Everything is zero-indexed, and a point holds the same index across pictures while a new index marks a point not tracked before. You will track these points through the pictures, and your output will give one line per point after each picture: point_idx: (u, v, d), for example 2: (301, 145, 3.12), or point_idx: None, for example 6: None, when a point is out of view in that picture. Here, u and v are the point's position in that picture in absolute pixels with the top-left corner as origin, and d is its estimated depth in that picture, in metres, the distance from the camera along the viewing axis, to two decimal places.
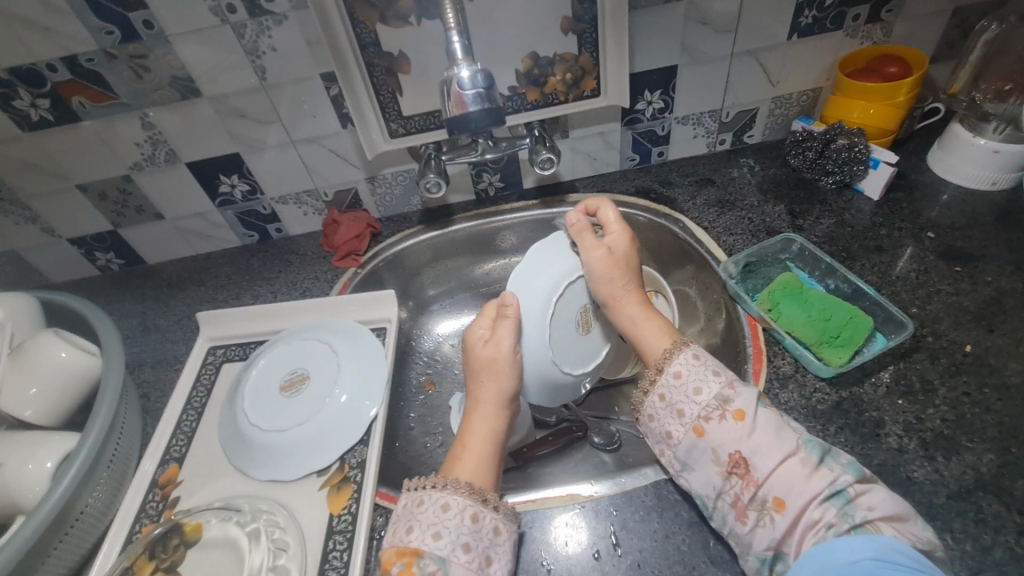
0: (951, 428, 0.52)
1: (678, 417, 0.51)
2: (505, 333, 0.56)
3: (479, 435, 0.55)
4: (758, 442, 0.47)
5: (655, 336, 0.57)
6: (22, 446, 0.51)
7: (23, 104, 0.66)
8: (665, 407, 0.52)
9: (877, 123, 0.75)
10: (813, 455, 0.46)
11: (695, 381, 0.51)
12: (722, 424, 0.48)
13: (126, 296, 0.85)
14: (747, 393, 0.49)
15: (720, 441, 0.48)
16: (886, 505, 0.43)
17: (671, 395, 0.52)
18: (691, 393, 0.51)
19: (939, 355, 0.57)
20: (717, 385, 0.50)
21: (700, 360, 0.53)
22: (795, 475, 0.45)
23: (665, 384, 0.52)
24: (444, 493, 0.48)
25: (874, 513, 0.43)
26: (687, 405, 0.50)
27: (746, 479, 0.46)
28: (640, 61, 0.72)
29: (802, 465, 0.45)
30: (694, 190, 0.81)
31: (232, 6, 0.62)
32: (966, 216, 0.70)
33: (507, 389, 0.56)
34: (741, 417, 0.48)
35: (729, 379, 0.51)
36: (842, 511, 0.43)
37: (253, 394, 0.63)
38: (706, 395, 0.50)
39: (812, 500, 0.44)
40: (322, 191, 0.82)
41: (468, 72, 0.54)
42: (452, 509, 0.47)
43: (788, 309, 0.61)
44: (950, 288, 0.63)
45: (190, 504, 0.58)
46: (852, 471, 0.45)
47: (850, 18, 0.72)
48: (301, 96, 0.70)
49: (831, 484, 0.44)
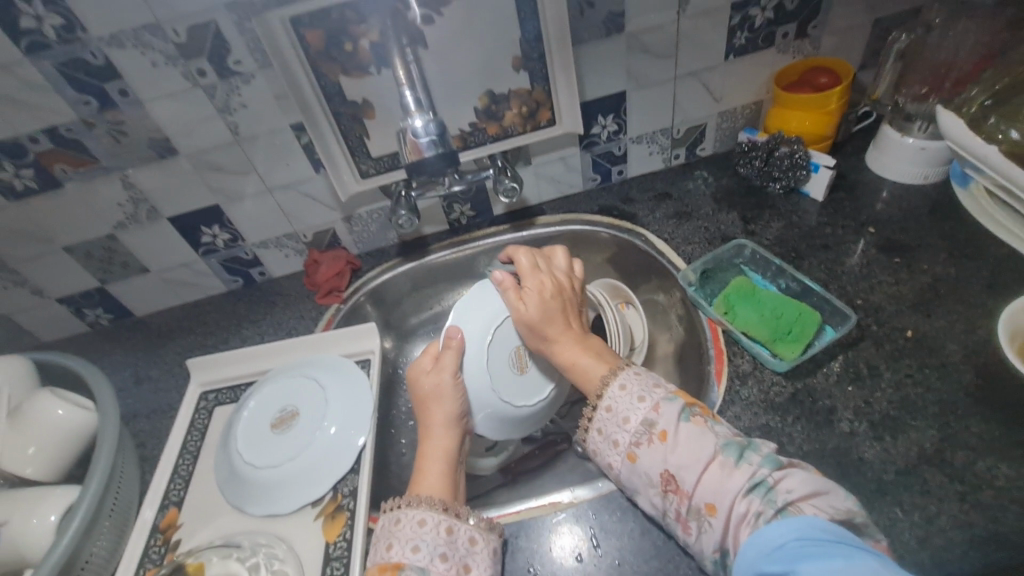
0: (897, 409, 0.56)
1: (614, 447, 0.53)
2: (452, 363, 0.61)
3: (432, 456, 0.58)
4: (682, 457, 0.49)
5: (592, 365, 0.59)
6: (26, 501, 0.54)
7: (7, 175, 0.70)
8: (603, 440, 0.54)
9: (814, 130, 0.80)
10: (730, 456, 0.48)
11: (623, 410, 0.54)
12: (649, 448, 0.51)
13: (117, 348, 0.87)
14: (670, 411, 0.52)
15: (650, 465, 0.50)
16: (804, 486, 0.45)
17: (617, 406, 0.54)
18: (620, 422, 0.53)
19: (884, 342, 0.62)
20: (642, 410, 0.53)
21: (641, 375, 0.56)
22: (717, 482, 0.47)
23: (600, 419, 0.55)
24: (417, 510, 0.51)
25: (794, 495, 0.45)
26: (632, 412, 0.53)
27: (678, 494, 0.49)
28: (590, 90, 0.77)
29: (721, 469, 0.48)
30: (653, 204, 0.86)
31: (202, 70, 0.66)
32: (902, 210, 0.76)
33: (456, 405, 0.60)
34: (665, 438, 0.50)
35: (655, 401, 0.53)
36: (767, 499, 0.45)
37: (245, 434, 0.66)
38: (633, 422, 0.52)
39: (736, 496, 0.46)
40: (300, 233, 0.86)
41: (421, 121, 0.58)
42: (428, 523, 0.51)
43: (742, 311, 0.66)
44: (890, 278, 0.68)
45: (191, 544, 0.60)
46: (770, 461, 0.47)
47: (779, 37, 0.78)
48: (273, 146, 0.74)
49: (752, 478, 0.46)
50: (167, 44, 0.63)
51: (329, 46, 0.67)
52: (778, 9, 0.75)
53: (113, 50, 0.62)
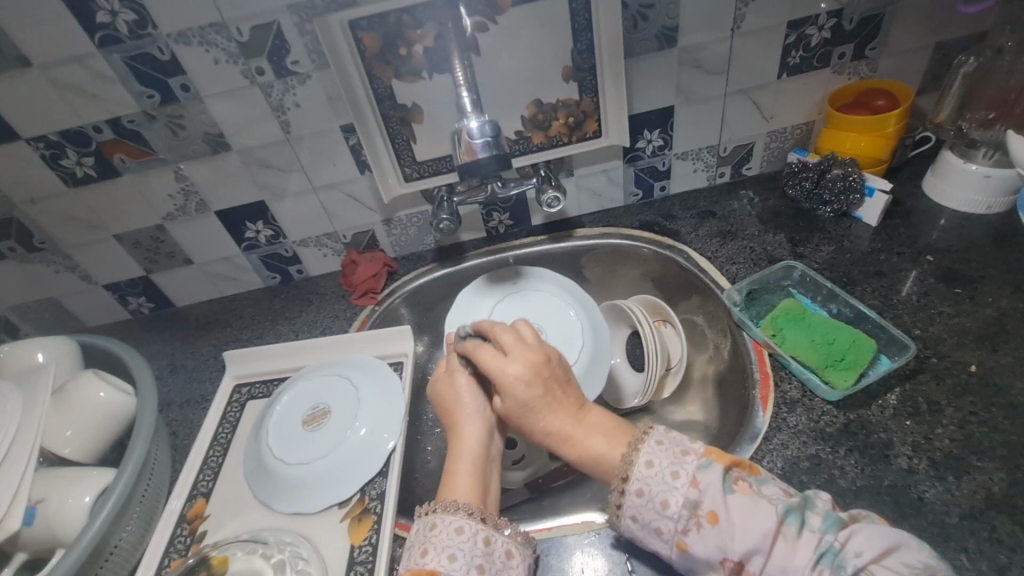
0: (961, 448, 0.53)
1: (659, 536, 0.47)
2: (464, 360, 0.65)
3: (462, 453, 0.58)
4: (743, 542, 0.42)
5: (608, 452, 0.51)
6: (62, 481, 0.54)
7: (69, 162, 0.73)
8: (642, 527, 0.47)
9: (869, 153, 0.78)
10: (792, 525, 0.43)
11: (658, 493, 0.46)
12: (701, 534, 0.44)
13: (155, 337, 0.89)
14: (712, 484, 0.45)
15: (707, 553, 0.44)
16: (873, 544, 0.41)
17: (648, 488, 0.47)
18: (659, 507, 0.46)
19: (944, 376, 0.58)
20: (681, 490, 0.45)
21: (664, 443, 0.48)
22: (784, 556, 0.42)
23: (631, 505, 0.47)
24: (454, 516, 0.50)
25: (864, 558, 0.41)
26: (671, 495, 0.45)
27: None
28: (638, 104, 0.77)
29: (786, 543, 0.42)
30: (696, 222, 0.85)
31: (261, 69, 0.68)
32: (964, 239, 0.72)
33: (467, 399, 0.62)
34: (715, 520, 0.44)
35: (691, 476, 0.46)
36: (836, 566, 0.40)
37: (277, 429, 0.66)
38: (673, 507, 0.45)
39: (808, 572, 0.41)
40: (340, 234, 0.86)
41: (477, 123, 0.59)
42: (466, 532, 0.49)
43: (791, 333, 0.63)
44: (951, 310, 0.65)
45: (217, 537, 0.59)
46: (831, 522, 0.43)
47: (836, 57, 0.76)
48: (321, 146, 0.76)
49: (816, 548, 0.41)
50: (230, 42, 0.65)
51: (385, 49, 0.68)
52: (836, 28, 0.73)
53: (180, 46, 0.64)
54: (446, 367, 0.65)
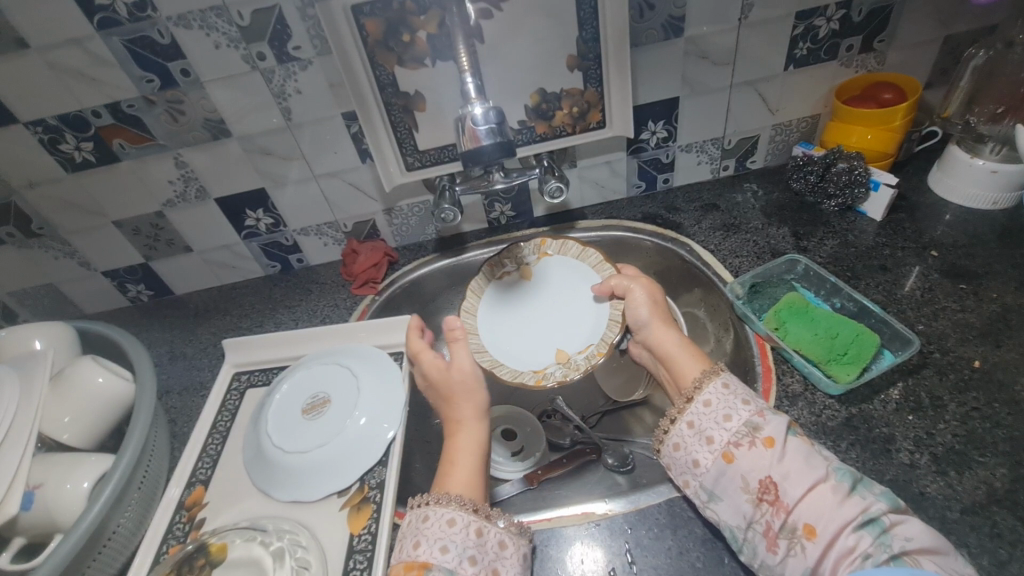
0: (963, 444, 0.53)
1: (707, 444, 0.51)
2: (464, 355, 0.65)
3: (466, 449, 0.59)
4: (788, 469, 0.47)
5: (688, 366, 0.60)
6: (61, 467, 0.54)
7: (68, 147, 0.72)
8: (694, 433, 0.53)
9: (875, 147, 0.77)
10: (845, 484, 0.46)
11: (723, 409, 0.52)
12: (751, 451, 0.49)
13: (155, 324, 0.89)
14: (777, 420, 0.50)
15: (750, 468, 0.48)
16: (923, 537, 0.43)
17: (699, 422, 0.53)
18: (720, 419, 0.52)
19: (948, 371, 0.58)
20: (746, 412, 0.51)
21: (729, 388, 0.54)
22: (828, 506, 0.45)
23: (694, 412, 0.54)
24: (447, 509, 0.51)
25: (911, 544, 0.42)
26: (733, 412, 0.52)
27: (777, 508, 0.46)
28: (643, 94, 0.76)
29: (834, 495, 0.45)
30: (699, 215, 0.84)
31: (261, 54, 0.67)
32: (969, 235, 0.72)
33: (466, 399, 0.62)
34: (771, 445, 0.48)
35: (759, 407, 0.51)
36: (879, 541, 0.43)
37: (276, 417, 0.65)
38: (735, 422, 0.51)
39: (845, 528, 0.44)
40: (341, 223, 0.86)
41: (481, 110, 0.58)
42: (457, 524, 0.50)
43: (794, 328, 0.62)
44: (955, 305, 0.64)
45: (216, 524, 0.59)
46: (887, 501, 0.45)
47: (843, 49, 0.75)
48: (323, 134, 0.75)
49: (866, 513, 0.44)
50: (231, 26, 0.64)
51: (387, 35, 0.67)
52: (845, 20, 0.72)
53: (180, 30, 0.64)
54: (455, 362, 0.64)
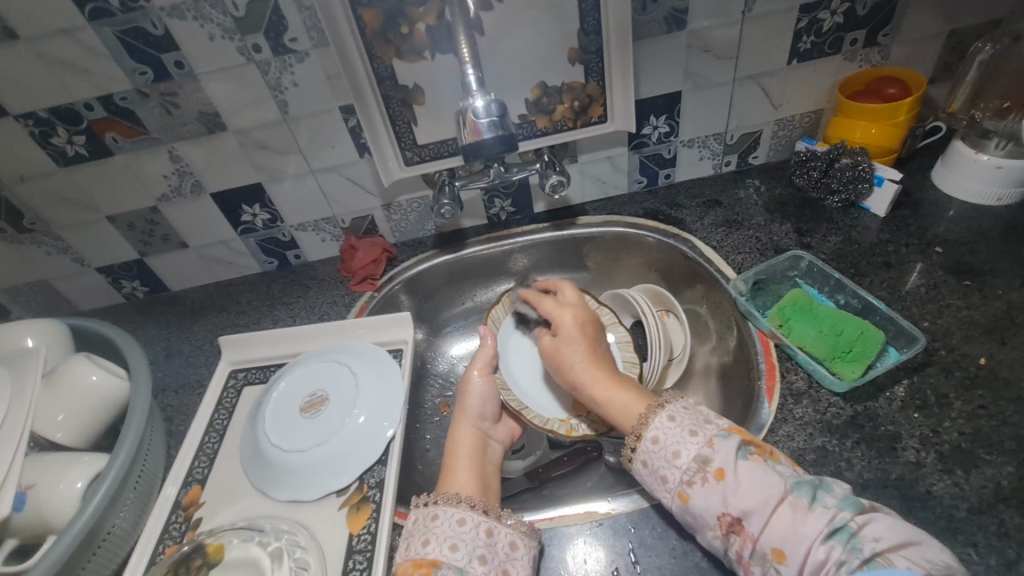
0: (969, 442, 0.52)
1: (663, 484, 0.49)
2: (485, 359, 0.68)
3: (467, 454, 0.60)
4: (744, 497, 0.44)
5: (629, 409, 0.55)
6: (54, 467, 0.53)
7: (60, 140, 0.70)
8: (649, 473, 0.50)
9: (879, 142, 0.76)
10: (802, 497, 0.43)
11: (672, 444, 0.49)
12: (704, 487, 0.46)
13: (150, 321, 0.87)
14: (725, 447, 0.47)
15: (707, 506, 0.46)
16: (891, 534, 0.41)
17: (652, 461, 0.50)
18: (669, 457, 0.49)
19: (953, 369, 0.58)
20: (695, 446, 0.48)
21: (676, 420, 0.51)
22: (788, 523, 0.43)
23: (645, 451, 0.51)
24: (458, 508, 0.51)
25: (881, 544, 0.40)
26: (682, 446, 0.49)
27: (743, 537, 0.44)
28: (645, 88, 0.75)
29: (792, 511, 0.43)
30: (702, 211, 0.83)
31: (257, 46, 0.65)
32: (973, 231, 0.71)
33: (478, 407, 0.65)
34: (722, 476, 0.46)
35: (708, 437, 0.48)
36: (850, 547, 0.40)
37: (274, 416, 0.65)
38: (684, 458, 0.48)
39: (814, 542, 0.41)
40: (339, 218, 0.85)
41: (483, 102, 0.57)
42: (467, 524, 0.50)
43: (799, 325, 0.62)
44: (960, 302, 0.64)
45: (213, 524, 0.58)
46: (848, 504, 0.43)
47: (848, 43, 0.74)
48: (320, 128, 0.74)
49: (829, 522, 0.42)
50: (226, 17, 0.63)
51: (386, 26, 0.65)
52: (849, 13, 0.71)
53: (174, 20, 0.62)
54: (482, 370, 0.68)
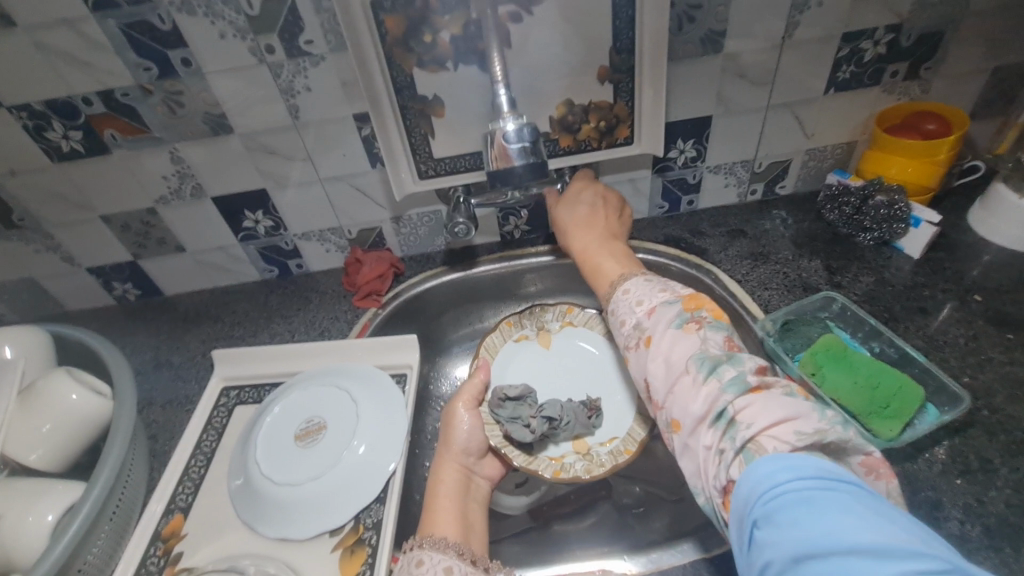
0: (1018, 515, 0.48)
1: (624, 328, 0.51)
2: (472, 391, 0.64)
3: (446, 488, 0.55)
4: (660, 364, 0.45)
5: (608, 267, 0.61)
6: (24, 494, 0.48)
7: (55, 135, 0.66)
8: (615, 319, 0.53)
9: (916, 180, 0.72)
10: (702, 371, 0.42)
11: (622, 314, 0.52)
12: (638, 351, 0.48)
13: (141, 327, 0.83)
14: (665, 316, 0.48)
15: (639, 369, 0.48)
16: (770, 414, 0.37)
17: (618, 309, 0.53)
18: (633, 305, 0.52)
19: (998, 431, 0.54)
20: (639, 314, 0.50)
21: (628, 293, 0.53)
22: (684, 395, 0.42)
23: (616, 302, 0.54)
24: (442, 555, 0.47)
25: (754, 429, 0.37)
26: (630, 316, 0.51)
27: (654, 404, 0.46)
28: (675, 111, 0.71)
29: (691, 384, 0.42)
30: (725, 241, 0.80)
31: (270, 47, 0.62)
32: (1014, 280, 0.67)
33: (464, 442, 0.60)
34: (650, 343, 0.47)
35: (695, 362, 0.43)
36: (726, 434, 0.38)
37: (267, 441, 0.60)
38: (628, 325, 0.51)
39: (697, 421, 0.40)
40: (345, 229, 0.81)
41: (513, 125, 0.53)
42: (455, 574, 0.46)
43: (832, 374, 0.58)
44: (1002, 357, 0.60)
45: (194, 561, 0.54)
46: (736, 386, 0.40)
47: (888, 75, 0.71)
48: (331, 135, 0.70)
49: (714, 403, 0.40)
50: (238, 15, 0.59)
51: (408, 34, 0.62)
52: (893, 44, 0.68)
53: (182, 15, 0.58)
54: (467, 398, 0.63)
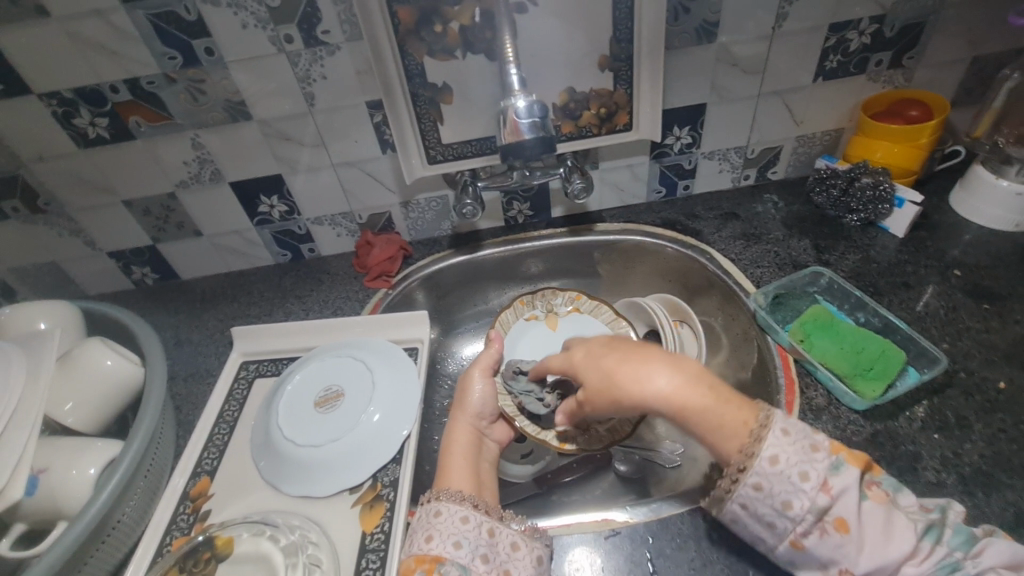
0: (990, 465, 0.52)
1: (784, 510, 0.41)
2: (486, 360, 0.67)
3: (458, 447, 0.59)
4: (869, 551, 0.40)
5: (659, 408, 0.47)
6: (66, 451, 0.52)
7: (82, 121, 0.70)
8: (750, 515, 0.43)
9: (900, 162, 0.76)
10: (931, 542, 0.41)
11: (782, 494, 0.41)
12: (823, 539, 0.40)
13: (159, 308, 0.86)
14: (846, 490, 0.40)
15: (791, 487, 0.41)
16: (1004, 555, 0.39)
17: (768, 484, 0.42)
18: (779, 507, 0.41)
19: (973, 391, 0.58)
20: (809, 496, 0.41)
21: (789, 436, 0.42)
22: (874, 534, 0.40)
23: (744, 496, 0.43)
24: (457, 506, 0.50)
25: (993, 565, 0.39)
26: (796, 496, 0.41)
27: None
28: (672, 99, 0.75)
29: (883, 525, 0.40)
30: (719, 223, 0.83)
31: (289, 37, 0.65)
32: (991, 256, 0.72)
33: (478, 405, 0.63)
34: (846, 528, 0.40)
35: (822, 479, 0.41)
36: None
37: (287, 409, 0.64)
38: (797, 509, 0.41)
39: (905, 557, 0.39)
40: (356, 213, 0.84)
41: (524, 102, 0.58)
42: (471, 522, 0.49)
43: (820, 341, 0.62)
44: (979, 325, 0.64)
45: (222, 517, 0.57)
46: (960, 542, 0.41)
47: (873, 64, 0.75)
48: (345, 122, 0.73)
49: (938, 556, 0.40)
50: (260, 6, 0.62)
51: (419, 24, 0.65)
52: (877, 34, 0.72)
53: (207, 7, 0.62)
54: (482, 367, 0.66)
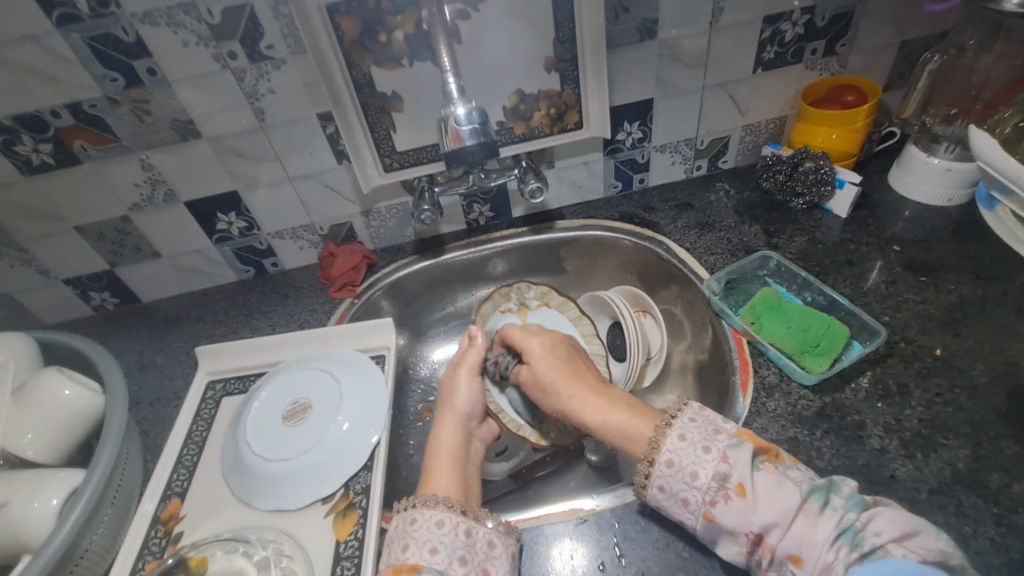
0: (928, 427, 0.55)
1: (684, 506, 0.48)
2: (473, 359, 0.68)
3: (442, 452, 0.60)
4: (766, 514, 0.44)
5: (631, 426, 0.54)
6: (27, 483, 0.51)
7: (25, 149, 0.68)
8: (668, 497, 0.49)
9: (839, 146, 0.80)
10: (816, 503, 0.44)
11: (688, 465, 0.48)
12: (727, 506, 0.46)
13: (122, 334, 0.85)
14: (741, 460, 0.46)
15: (732, 523, 0.45)
16: (895, 527, 0.42)
17: (670, 485, 0.48)
18: (688, 479, 0.47)
19: (912, 360, 0.61)
20: (711, 464, 0.47)
21: (687, 440, 0.49)
22: (802, 531, 0.43)
23: (660, 475, 0.49)
24: (433, 510, 0.51)
25: (882, 537, 0.42)
26: (700, 467, 0.47)
27: (763, 548, 0.45)
28: (619, 96, 0.77)
29: (806, 518, 0.43)
30: (674, 214, 0.86)
31: (233, 53, 0.65)
32: (927, 230, 0.75)
33: (466, 405, 0.65)
34: (743, 492, 0.45)
35: (721, 451, 0.47)
36: (853, 544, 0.42)
37: (256, 425, 0.64)
38: (703, 479, 0.47)
39: (823, 548, 0.42)
40: (317, 225, 0.84)
41: (464, 109, 0.59)
42: (446, 525, 0.50)
43: (769, 322, 0.65)
44: (917, 297, 0.68)
45: (194, 538, 0.57)
46: (855, 504, 0.44)
47: (808, 53, 0.78)
48: (297, 135, 0.73)
49: (836, 525, 0.43)
50: (200, 23, 0.62)
51: (363, 35, 0.66)
52: (809, 24, 0.75)
53: (146, 27, 0.61)
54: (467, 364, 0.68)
